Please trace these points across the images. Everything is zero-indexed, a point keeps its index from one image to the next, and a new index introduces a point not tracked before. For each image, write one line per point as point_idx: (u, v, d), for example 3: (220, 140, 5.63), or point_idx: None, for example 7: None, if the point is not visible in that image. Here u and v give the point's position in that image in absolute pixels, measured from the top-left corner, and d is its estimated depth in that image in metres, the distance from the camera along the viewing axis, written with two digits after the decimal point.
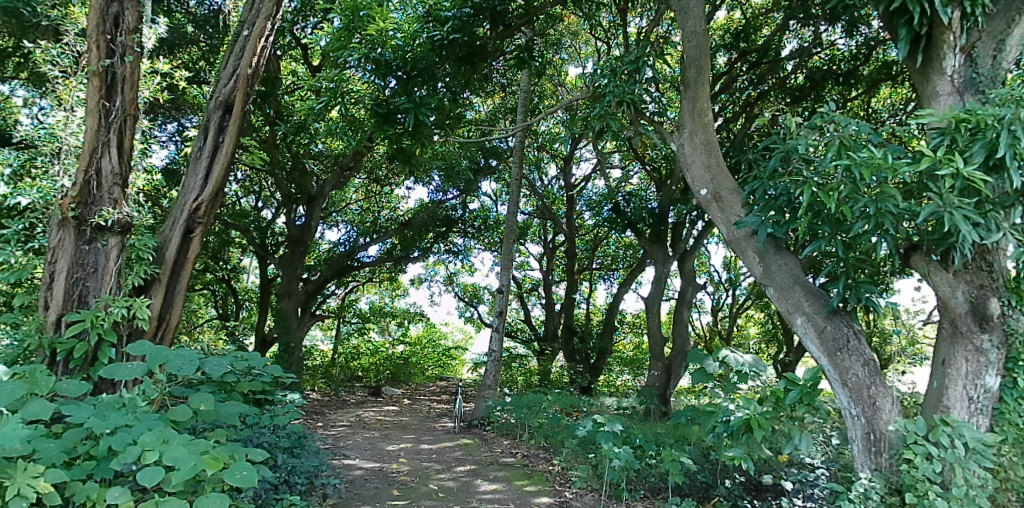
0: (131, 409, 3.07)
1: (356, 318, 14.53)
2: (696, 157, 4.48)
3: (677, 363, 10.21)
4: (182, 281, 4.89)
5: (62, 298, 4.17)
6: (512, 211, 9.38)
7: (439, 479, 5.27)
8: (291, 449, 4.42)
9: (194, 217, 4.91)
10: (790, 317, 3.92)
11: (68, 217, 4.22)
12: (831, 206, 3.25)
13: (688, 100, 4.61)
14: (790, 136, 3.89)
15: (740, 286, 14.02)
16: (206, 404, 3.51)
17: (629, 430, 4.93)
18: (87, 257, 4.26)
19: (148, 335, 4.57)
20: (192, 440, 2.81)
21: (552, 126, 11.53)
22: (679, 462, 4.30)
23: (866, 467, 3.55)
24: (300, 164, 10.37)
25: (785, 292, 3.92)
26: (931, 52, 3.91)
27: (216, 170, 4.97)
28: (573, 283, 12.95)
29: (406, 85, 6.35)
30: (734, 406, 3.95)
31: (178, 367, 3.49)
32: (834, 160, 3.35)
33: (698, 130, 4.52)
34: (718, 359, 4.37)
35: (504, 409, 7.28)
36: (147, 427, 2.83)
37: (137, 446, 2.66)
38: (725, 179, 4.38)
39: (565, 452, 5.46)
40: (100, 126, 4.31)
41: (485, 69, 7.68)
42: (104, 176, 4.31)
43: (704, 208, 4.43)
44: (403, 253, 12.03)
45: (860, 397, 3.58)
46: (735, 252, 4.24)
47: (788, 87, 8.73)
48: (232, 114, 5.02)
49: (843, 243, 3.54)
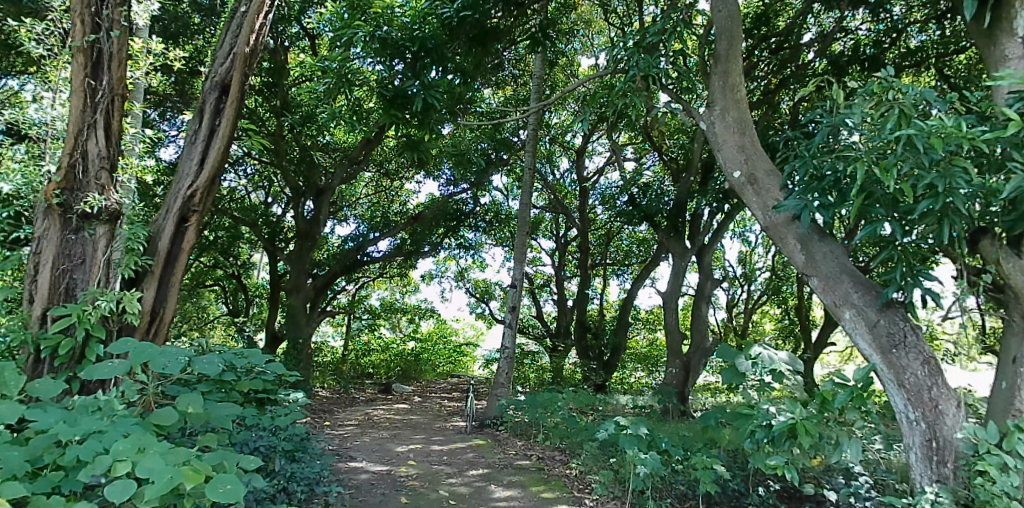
0: (107, 413, 2.76)
1: (366, 315, 14.27)
2: (728, 136, 4.13)
3: (697, 360, 9.81)
4: (178, 273, 4.59)
5: (47, 291, 3.88)
6: (524, 205, 9.04)
7: (451, 484, 4.94)
8: (292, 453, 4.12)
9: (190, 205, 4.60)
10: (836, 310, 3.56)
11: (52, 204, 3.93)
12: (892, 184, 2.89)
13: (719, 75, 4.27)
14: (837, 109, 3.52)
15: (756, 281, 13.71)
16: (194, 407, 3.18)
17: (654, 434, 4.57)
18: (74, 248, 3.97)
19: (139, 330, 4.28)
20: (173, 448, 2.51)
21: (565, 117, 11.35)
22: (711, 469, 3.96)
23: (928, 478, 3.18)
24: (308, 156, 9.96)
25: (831, 283, 3.56)
26: (1001, 10, 3.60)
27: (213, 155, 4.67)
28: (587, 278, 12.59)
29: (414, 67, 5.99)
30: (775, 410, 3.59)
31: (162, 366, 3.17)
32: (894, 131, 2.98)
33: (730, 107, 4.18)
34: (750, 357, 4.00)
35: (517, 408, 6.96)
36: (122, 433, 2.55)
37: (108, 456, 2.36)
38: (760, 159, 4.02)
39: (584, 455, 5.13)
40: (86, 106, 4.02)
41: (494, 54, 7.37)
42: (91, 160, 4.02)
43: (737, 192, 4.07)
44: (414, 248, 11.73)
45: (920, 400, 3.21)
46: (773, 239, 3.89)
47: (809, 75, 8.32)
48: (230, 95, 4.72)
49: (902, 226, 3.17)
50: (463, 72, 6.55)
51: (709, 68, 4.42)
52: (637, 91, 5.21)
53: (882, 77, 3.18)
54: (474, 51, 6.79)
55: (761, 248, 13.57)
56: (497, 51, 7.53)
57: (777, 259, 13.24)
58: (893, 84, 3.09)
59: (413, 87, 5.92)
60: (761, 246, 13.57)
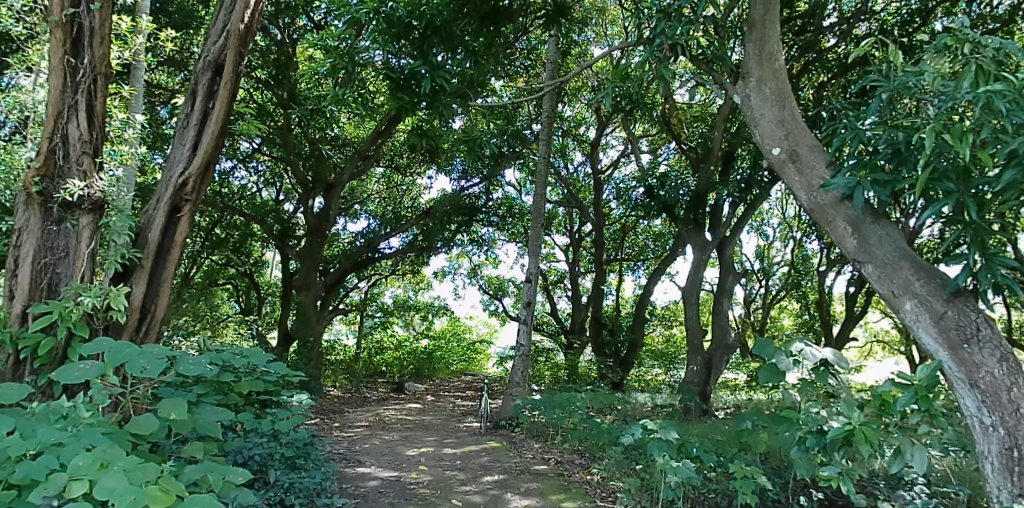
0: (72, 422, 2.45)
1: (379, 313, 13.94)
2: (766, 110, 3.77)
3: (719, 357, 9.37)
4: (170, 268, 4.26)
5: (27, 287, 3.57)
6: (538, 200, 8.61)
7: (464, 492, 4.59)
8: (292, 460, 3.81)
9: (182, 194, 4.27)
10: (894, 301, 3.17)
11: (31, 193, 3.61)
12: (968, 151, 2.57)
13: (755, 43, 3.91)
14: (896, 73, 3.15)
15: (775, 276, 13.27)
16: (177, 413, 2.83)
17: (684, 438, 4.22)
18: (56, 239, 3.66)
19: (128, 329, 3.97)
20: (139, 464, 2.20)
21: (581, 109, 11.05)
22: (752, 479, 3.62)
23: (1008, 492, 2.78)
24: (317, 150, 9.63)
25: (888, 270, 3.17)
26: None
27: (206, 139, 4.33)
28: (602, 273, 12.20)
29: (422, 47, 5.61)
30: (826, 415, 3.22)
31: (141, 368, 2.84)
32: (973, 92, 2.62)
33: (768, 78, 3.82)
34: (791, 354, 3.61)
35: (533, 408, 6.62)
36: (85, 447, 2.24)
37: (64, 474, 2.05)
38: (802, 134, 3.65)
39: (606, 461, 4.80)
40: (66, 86, 3.69)
41: (504, 35, 7.01)
42: (73, 145, 3.69)
43: (777, 172, 3.70)
44: (426, 244, 11.40)
45: (998, 403, 2.81)
46: (818, 222, 3.51)
47: (833, 60, 7.92)
48: (224, 76, 4.37)
49: (976, 203, 2.80)
50: (475, 52, 6.14)
51: (744, 36, 4.06)
52: (665, 64, 4.69)
53: (957, 29, 2.81)
54: (484, 32, 6.42)
55: (779, 242, 13.16)
56: (506, 33, 7.19)
57: (797, 253, 12.82)
58: (971, 37, 2.73)
59: (421, 69, 5.51)
60: (779, 239, 13.15)
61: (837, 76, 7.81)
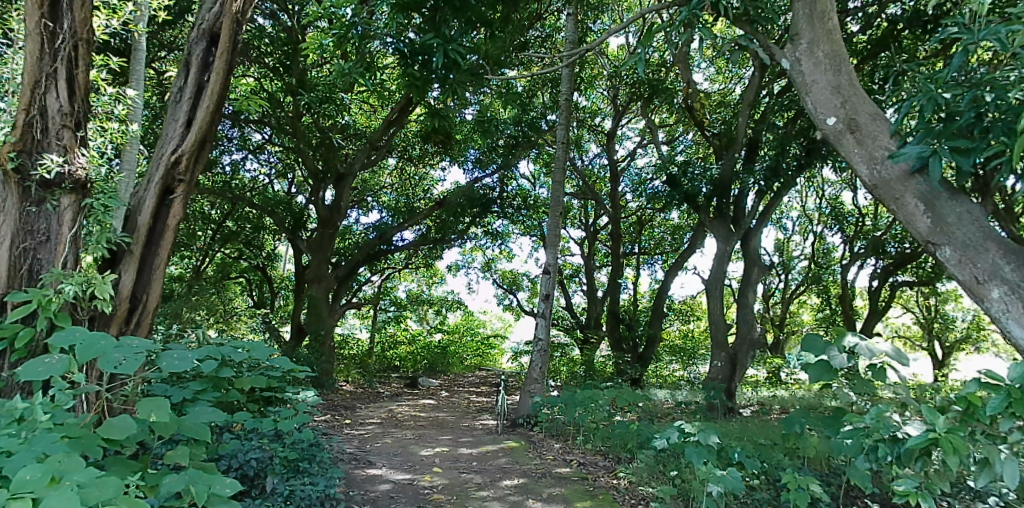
0: (28, 427, 2.13)
1: (392, 307, 13.70)
2: (819, 75, 3.36)
3: (745, 352, 8.91)
4: (161, 254, 3.94)
5: (5, 273, 3.25)
6: (556, 191, 8.15)
7: (481, 499, 4.21)
8: (296, 464, 3.49)
9: (174, 174, 3.94)
10: (977, 287, 2.77)
11: (6, 171, 3.26)
12: None
13: (805, 1, 3.49)
14: (981, 26, 2.73)
15: (796, 270, 12.79)
16: (159, 415, 2.49)
17: (725, 442, 3.82)
18: (36, 222, 3.34)
19: (115, 319, 3.65)
20: (100, 479, 1.84)
21: (596, 98, 10.68)
22: (807, 489, 3.22)
23: None
24: (327, 139, 9.23)
25: (971, 253, 2.76)
26: None
27: (200, 114, 3.98)
28: (619, 266, 11.78)
29: (432, 21, 5.19)
30: (899, 419, 2.83)
31: (115, 364, 2.49)
32: None
33: (821, 39, 3.40)
34: (844, 349, 3.21)
35: (552, 406, 6.24)
36: (37, 457, 1.90)
37: (7, 491, 1.69)
38: (862, 102, 3.24)
39: (635, 464, 4.44)
40: (44, 52, 3.34)
41: (519, 14, 6.52)
42: (51, 118, 3.36)
43: (833, 145, 3.28)
44: (439, 236, 11.05)
45: None
46: (882, 200, 3.10)
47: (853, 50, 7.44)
48: (219, 46, 4.03)
49: None
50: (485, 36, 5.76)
51: None
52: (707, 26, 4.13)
53: None
54: (501, 8, 5.87)
55: (799, 236, 12.64)
56: (518, 15, 6.71)
57: (818, 247, 12.34)
58: None
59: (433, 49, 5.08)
60: (798, 233, 12.64)
61: (865, 60, 7.20)
